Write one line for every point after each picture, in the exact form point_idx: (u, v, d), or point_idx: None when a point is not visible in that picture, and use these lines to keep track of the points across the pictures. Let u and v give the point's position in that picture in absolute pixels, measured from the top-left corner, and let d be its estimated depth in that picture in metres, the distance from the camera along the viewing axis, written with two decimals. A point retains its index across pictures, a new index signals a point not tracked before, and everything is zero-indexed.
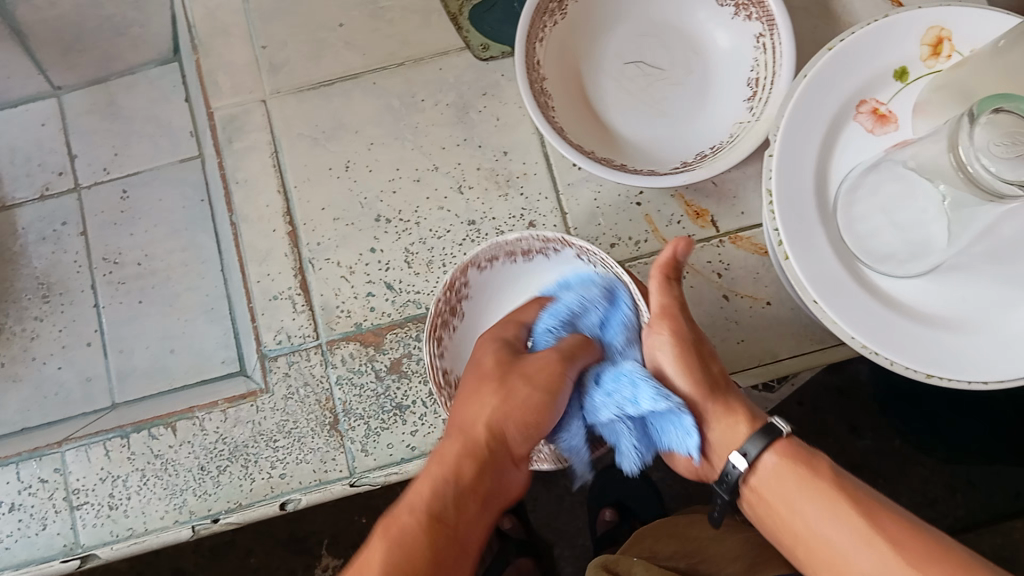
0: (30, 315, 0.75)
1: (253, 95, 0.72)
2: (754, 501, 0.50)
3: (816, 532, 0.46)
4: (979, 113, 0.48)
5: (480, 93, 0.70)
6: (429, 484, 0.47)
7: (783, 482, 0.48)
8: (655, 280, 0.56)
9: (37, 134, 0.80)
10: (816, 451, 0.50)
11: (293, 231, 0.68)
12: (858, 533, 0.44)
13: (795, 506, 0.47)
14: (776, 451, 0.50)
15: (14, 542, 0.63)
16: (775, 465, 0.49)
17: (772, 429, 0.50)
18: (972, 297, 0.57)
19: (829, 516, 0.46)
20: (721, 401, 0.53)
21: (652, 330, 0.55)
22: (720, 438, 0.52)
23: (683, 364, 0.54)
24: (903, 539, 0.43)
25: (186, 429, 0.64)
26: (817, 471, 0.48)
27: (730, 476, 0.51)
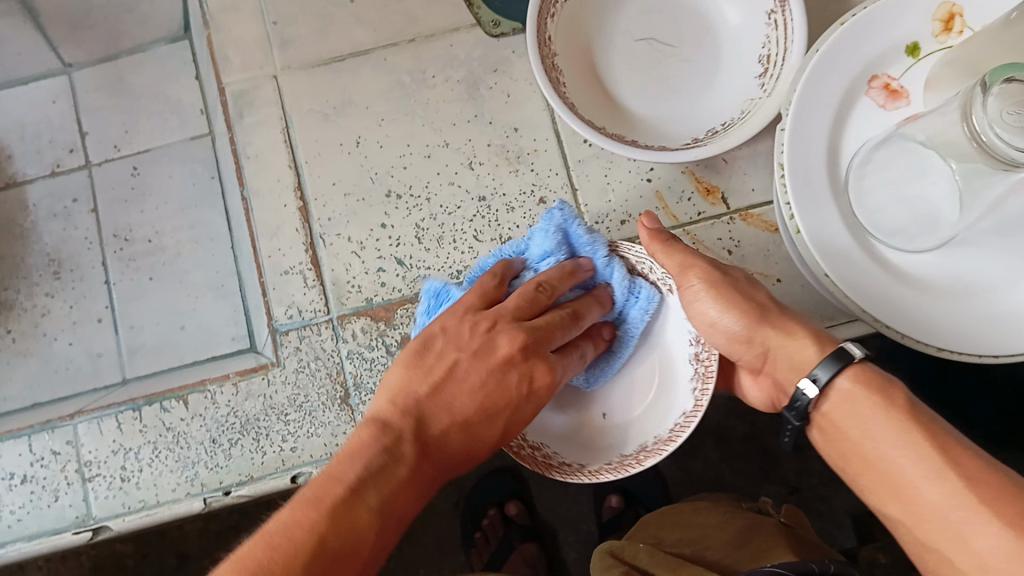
0: (40, 291, 0.76)
1: (263, 70, 0.72)
2: (824, 425, 0.50)
3: (889, 459, 0.46)
4: (991, 83, 0.48)
5: (491, 70, 0.70)
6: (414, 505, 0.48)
7: (859, 408, 0.47)
8: (655, 252, 0.56)
9: (49, 111, 0.80)
10: (891, 376, 0.48)
11: (304, 207, 0.68)
12: (930, 464, 0.44)
13: (869, 432, 0.47)
14: (851, 374, 0.48)
15: (26, 513, 0.63)
16: (849, 392, 0.48)
17: (844, 353, 0.49)
18: (988, 270, 0.57)
19: (905, 444, 0.45)
20: (779, 324, 0.53)
21: (682, 285, 0.55)
22: (789, 365, 0.52)
23: (722, 301, 0.54)
24: (975, 473, 0.43)
25: (197, 402, 0.64)
26: (893, 402, 0.47)
27: (800, 403, 0.50)
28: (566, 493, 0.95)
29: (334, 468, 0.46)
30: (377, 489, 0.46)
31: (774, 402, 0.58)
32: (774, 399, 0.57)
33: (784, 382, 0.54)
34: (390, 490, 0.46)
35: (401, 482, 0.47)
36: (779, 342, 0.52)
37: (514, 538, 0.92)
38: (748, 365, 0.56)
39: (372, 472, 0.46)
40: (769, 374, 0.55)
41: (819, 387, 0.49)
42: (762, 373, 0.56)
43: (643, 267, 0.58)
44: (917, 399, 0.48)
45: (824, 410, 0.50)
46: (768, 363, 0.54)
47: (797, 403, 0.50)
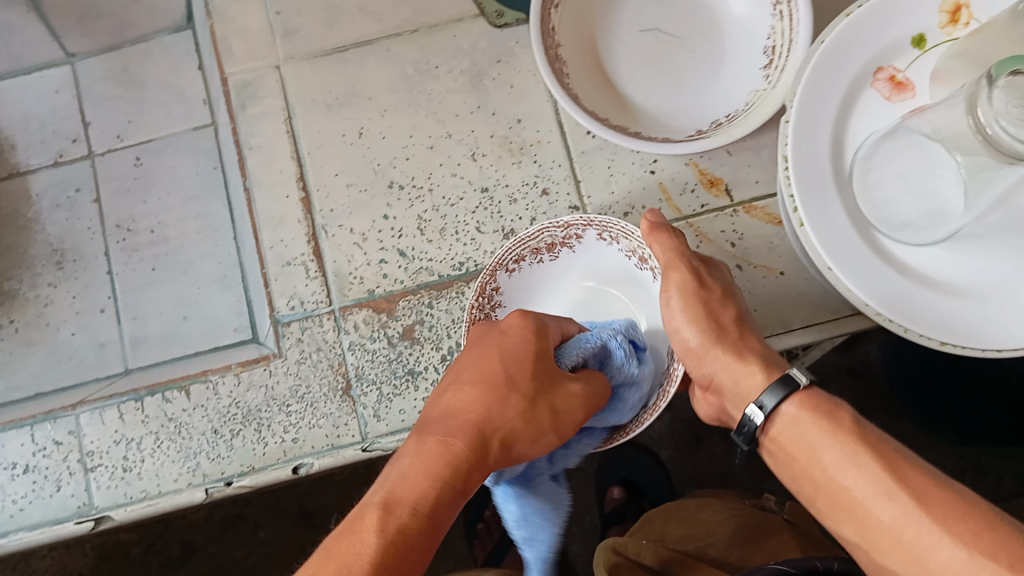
0: (44, 281, 0.76)
1: (267, 61, 0.72)
2: (776, 452, 0.50)
3: (837, 481, 0.45)
4: (998, 76, 0.48)
5: (495, 61, 0.70)
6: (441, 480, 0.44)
7: (807, 431, 0.48)
8: (654, 244, 0.57)
9: (53, 101, 0.80)
10: (839, 400, 0.49)
11: (307, 198, 0.68)
12: (879, 483, 0.43)
13: (818, 454, 0.46)
14: (797, 402, 0.49)
15: (28, 503, 0.63)
16: (799, 417, 0.49)
17: (790, 380, 0.50)
18: (994, 267, 0.56)
19: (852, 465, 0.45)
20: (733, 345, 0.54)
21: (665, 284, 0.56)
22: (733, 381, 0.53)
23: (692, 312, 0.55)
24: (926, 490, 0.42)
25: (199, 392, 0.64)
26: (840, 424, 0.47)
27: (747, 427, 0.51)
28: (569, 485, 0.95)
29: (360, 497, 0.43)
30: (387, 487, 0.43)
31: (722, 419, 0.59)
32: (721, 416, 0.58)
33: (728, 403, 0.55)
34: (343, 543, 0.39)
35: (355, 528, 0.40)
36: (727, 361, 0.53)
37: (519, 530, 0.92)
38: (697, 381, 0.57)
39: (327, 551, 0.40)
40: (716, 393, 0.56)
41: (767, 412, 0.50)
42: (710, 392, 0.57)
43: (645, 255, 0.61)
44: (865, 423, 0.48)
45: (775, 436, 0.50)
46: (713, 383, 0.55)
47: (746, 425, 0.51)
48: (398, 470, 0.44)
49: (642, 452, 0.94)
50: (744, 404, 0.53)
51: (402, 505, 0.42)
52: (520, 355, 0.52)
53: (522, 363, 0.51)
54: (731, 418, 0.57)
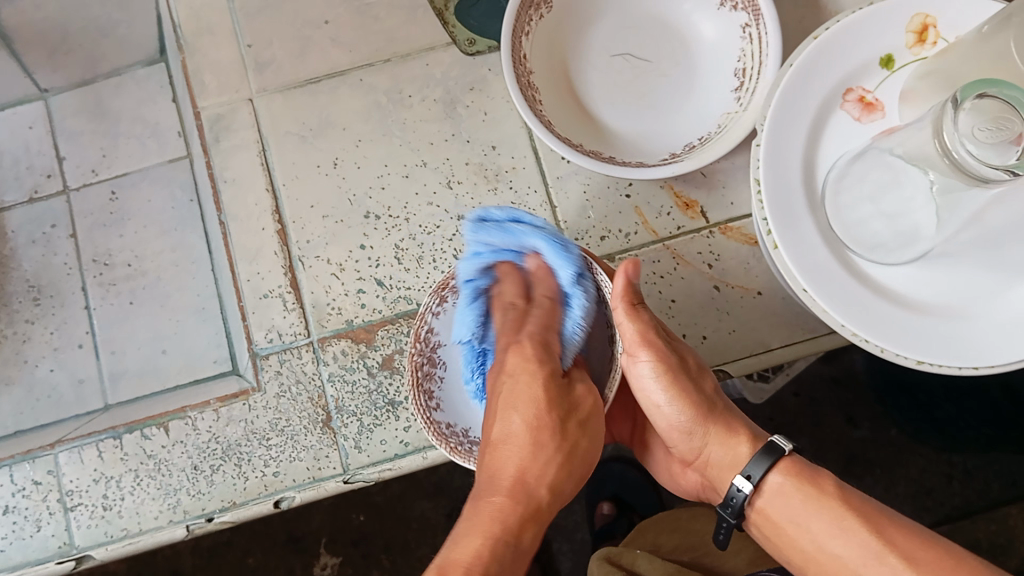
0: (21, 318, 0.75)
1: (239, 94, 0.72)
2: (760, 521, 0.51)
3: (829, 550, 0.47)
4: (963, 98, 0.48)
5: (468, 88, 0.70)
6: (495, 525, 0.48)
7: (793, 502, 0.49)
8: (619, 313, 0.52)
9: (26, 137, 0.80)
10: (818, 466, 0.50)
11: (283, 229, 0.68)
12: (869, 551, 0.46)
13: (805, 526, 0.48)
14: (782, 470, 0.50)
15: (8, 544, 0.63)
16: (784, 486, 0.50)
17: (774, 449, 0.50)
18: (964, 286, 0.57)
19: (840, 534, 0.47)
20: (720, 427, 0.53)
21: (635, 360, 0.53)
22: (724, 460, 0.53)
23: (672, 382, 0.53)
24: (918, 555, 0.45)
25: (178, 428, 0.64)
26: (824, 491, 0.49)
27: (736, 499, 0.51)
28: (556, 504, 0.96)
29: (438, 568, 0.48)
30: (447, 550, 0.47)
31: (704, 497, 0.59)
32: (702, 491, 0.59)
33: (714, 479, 0.54)
34: None
35: None
36: (716, 440, 0.53)
37: None
38: (680, 455, 0.56)
39: None
40: (698, 468, 0.56)
41: (753, 485, 0.50)
42: (692, 468, 0.57)
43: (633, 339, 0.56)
44: (842, 483, 0.50)
45: (759, 506, 0.51)
46: (700, 459, 0.55)
47: (736, 495, 0.51)
48: (457, 535, 0.48)
49: (630, 467, 0.96)
50: (729, 479, 0.53)
51: (455, 562, 0.46)
52: (532, 387, 0.53)
53: (528, 394, 0.53)
54: (714, 498, 0.57)
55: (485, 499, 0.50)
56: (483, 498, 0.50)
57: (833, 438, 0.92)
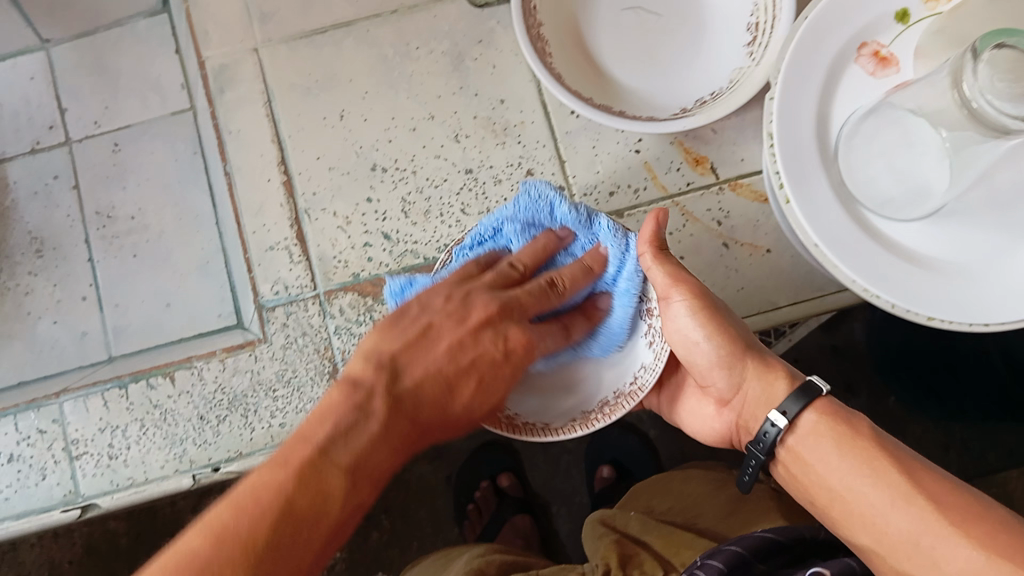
0: (23, 270, 0.75)
1: (243, 44, 0.71)
2: (789, 461, 0.51)
3: (857, 490, 0.47)
4: (982, 49, 0.47)
5: (475, 42, 0.69)
6: (385, 463, 0.50)
7: (824, 442, 0.49)
8: (646, 256, 0.53)
9: (26, 88, 0.79)
10: (852, 410, 0.50)
11: (288, 181, 0.68)
12: (898, 492, 0.46)
13: (834, 465, 0.48)
14: (816, 410, 0.50)
15: (13, 493, 0.63)
16: (816, 426, 0.50)
17: (811, 388, 0.50)
18: (979, 245, 0.56)
19: (871, 474, 0.47)
20: (760, 363, 0.53)
21: (667, 301, 0.53)
22: (761, 397, 0.53)
23: (707, 322, 0.53)
24: (949, 499, 0.45)
25: (184, 378, 0.64)
26: (858, 432, 0.49)
27: (769, 434, 0.50)
28: (557, 467, 0.97)
29: (306, 428, 0.49)
30: (347, 446, 0.48)
31: (733, 440, 0.58)
32: (731, 436, 0.58)
33: (748, 417, 0.54)
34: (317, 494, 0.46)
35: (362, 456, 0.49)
36: (755, 374, 0.53)
37: (507, 512, 0.93)
38: (716, 391, 0.56)
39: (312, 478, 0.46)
40: (733, 405, 0.56)
41: (788, 421, 0.50)
42: (728, 406, 0.56)
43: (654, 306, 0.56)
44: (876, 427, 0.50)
45: (789, 445, 0.51)
46: (737, 396, 0.55)
47: (765, 437, 0.51)
48: (365, 432, 0.49)
49: (629, 433, 0.96)
50: (763, 414, 0.53)
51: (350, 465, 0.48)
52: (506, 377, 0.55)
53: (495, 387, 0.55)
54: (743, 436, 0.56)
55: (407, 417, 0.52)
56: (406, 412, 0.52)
57: None
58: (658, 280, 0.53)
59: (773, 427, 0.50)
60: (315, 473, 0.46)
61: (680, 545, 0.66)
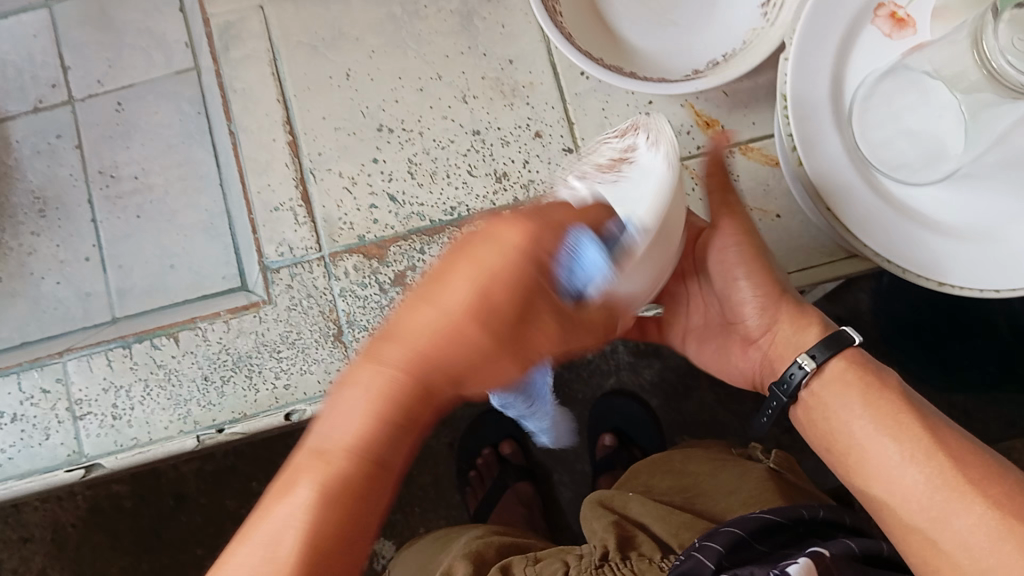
0: (26, 230, 0.74)
1: (249, 1, 0.69)
2: (812, 406, 0.51)
3: (878, 439, 0.47)
4: (1003, 8, 0.46)
5: (485, 0, 0.68)
6: (402, 435, 0.39)
7: (851, 390, 0.49)
8: (710, 183, 0.53)
9: (29, 46, 0.77)
10: (884, 365, 0.50)
11: (294, 141, 0.67)
12: (919, 445, 0.45)
13: (859, 413, 0.48)
14: (845, 359, 0.50)
15: (16, 452, 0.63)
16: (844, 374, 0.49)
17: (841, 338, 0.50)
18: (993, 208, 0.55)
19: (893, 426, 0.46)
20: (796, 311, 0.52)
21: (721, 231, 0.53)
22: (790, 341, 0.52)
23: (749, 261, 0.52)
24: (963, 456, 0.45)
25: (188, 339, 0.63)
26: (886, 385, 0.48)
27: (793, 379, 0.50)
28: None
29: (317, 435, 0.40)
30: (348, 434, 0.39)
31: (756, 384, 0.58)
32: (755, 380, 0.57)
33: (775, 360, 0.53)
34: (336, 493, 0.38)
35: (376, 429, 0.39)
36: (787, 319, 0.52)
37: (509, 477, 0.94)
38: (744, 332, 0.55)
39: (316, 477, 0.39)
40: (759, 348, 0.55)
41: (816, 365, 0.50)
42: (754, 348, 0.55)
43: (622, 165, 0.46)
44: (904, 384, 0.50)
45: (814, 390, 0.51)
46: (765, 338, 0.54)
47: (788, 381, 0.51)
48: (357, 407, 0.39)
49: (633, 401, 0.94)
50: (791, 353, 0.52)
51: (379, 457, 0.39)
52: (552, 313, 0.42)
53: (466, 347, 0.40)
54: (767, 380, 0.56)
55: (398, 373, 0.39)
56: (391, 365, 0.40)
57: None
58: (717, 208, 0.53)
59: (797, 369, 0.50)
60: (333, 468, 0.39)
61: (680, 525, 0.65)
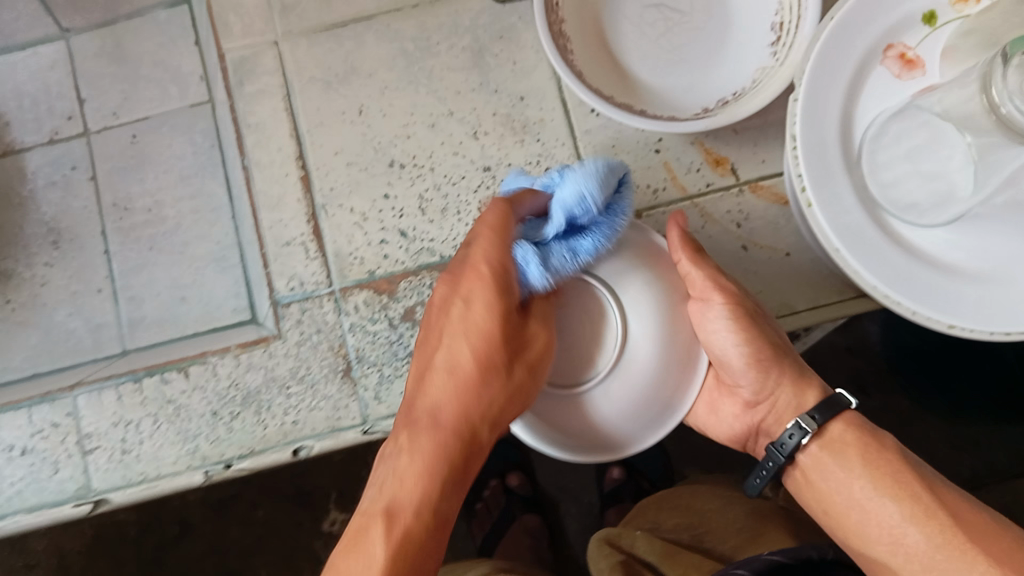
0: (39, 261, 0.75)
1: (263, 36, 0.70)
2: (809, 470, 0.51)
3: (877, 501, 0.48)
4: (1013, 54, 0.46)
5: (497, 37, 0.69)
6: (428, 475, 0.43)
7: (849, 452, 0.50)
8: (684, 260, 0.53)
9: (46, 78, 0.78)
10: (878, 426, 0.51)
11: (306, 177, 0.67)
12: (918, 506, 0.47)
13: (856, 475, 0.49)
14: (843, 422, 0.51)
15: (25, 486, 0.63)
16: (841, 437, 0.51)
17: (836, 402, 0.51)
18: (1003, 248, 0.55)
19: (892, 487, 0.48)
20: (795, 371, 0.53)
21: (708, 302, 0.52)
22: (790, 404, 0.53)
23: (740, 328, 0.51)
24: (962, 512, 0.46)
25: (198, 373, 0.64)
26: (883, 446, 0.50)
27: (790, 442, 0.51)
28: (565, 464, 0.96)
29: (392, 487, 0.44)
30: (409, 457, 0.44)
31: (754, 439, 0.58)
32: (752, 435, 0.57)
33: (772, 422, 0.54)
34: (428, 497, 0.43)
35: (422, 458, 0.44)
36: (787, 382, 0.53)
37: (517, 508, 0.93)
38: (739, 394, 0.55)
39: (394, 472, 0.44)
40: (756, 409, 0.55)
41: (815, 427, 0.50)
42: (752, 409, 0.55)
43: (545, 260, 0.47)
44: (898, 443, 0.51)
45: (811, 453, 0.51)
46: (762, 401, 0.54)
47: (788, 441, 0.51)
48: (423, 443, 0.44)
49: None
50: (786, 418, 0.53)
51: (422, 496, 0.43)
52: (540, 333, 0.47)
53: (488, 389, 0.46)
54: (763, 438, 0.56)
55: (447, 425, 0.45)
56: (433, 423, 0.45)
57: None
58: (694, 284, 0.53)
59: (797, 432, 0.50)
60: (403, 499, 0.43)
61: (687, 565, 0.65)
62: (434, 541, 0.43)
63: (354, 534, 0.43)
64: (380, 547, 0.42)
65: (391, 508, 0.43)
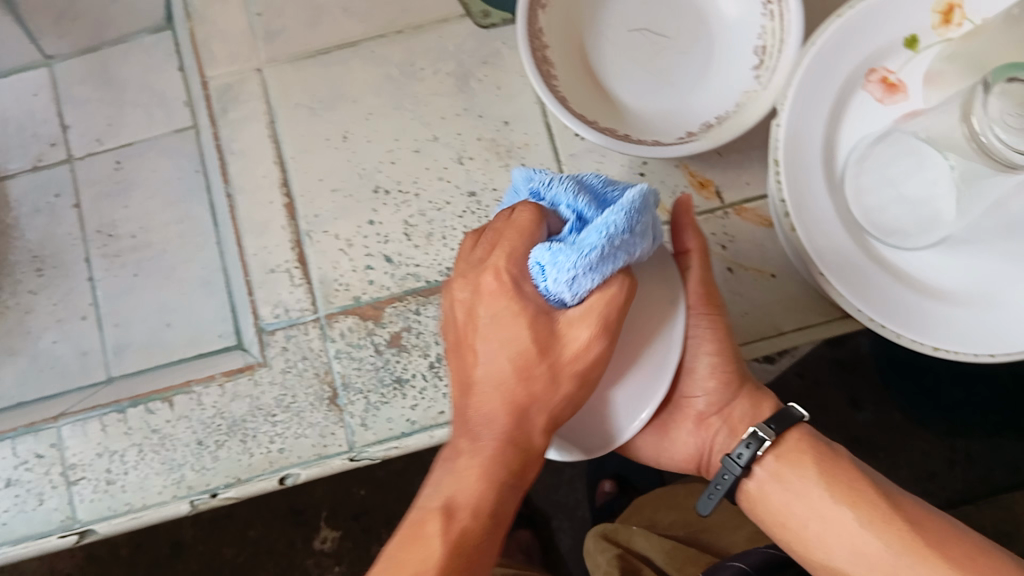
0: (24, 287, 0.75)
1: (248, 64, 0.71)
2: (766, 483, 0.50)
3: (837, 507, 0.47)
4: (993, 82, 0.46)
5: (481, 62, 0.69)
6: (488, 484, 0.44)
7: (805, 461, 0.49)
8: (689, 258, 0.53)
9: (30, 104, 0.79)
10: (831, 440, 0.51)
11: (291, 204, 0.67)
12: (879, 512, 0.46)
13: (815, 484, 0.48)
14: (798, 434, 0.51)
15: (11, 517, 0.63)
16: (797, 447, 0.50)
17: (791, 414, 0.51)
18: (986, 270, 0.55)
19: (850, 495, 0.47)
20: (749, 386, 0.54)
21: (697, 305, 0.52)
22: (746, 416, 0.53)
23: (721, 335, 0.53)
24: (923, 520, 0.46)
25: (184, 403, 0.63)
26: (838, 456, 0.49)
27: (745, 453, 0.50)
28: (560, 480, 0.95)
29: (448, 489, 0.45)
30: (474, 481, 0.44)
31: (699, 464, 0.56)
32: (699, 458, 0.56)
33: (725, 440, 0.54)
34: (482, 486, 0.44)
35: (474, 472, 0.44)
36: (746, 397, 0.54)
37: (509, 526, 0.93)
38: (695, 407, 0.55)
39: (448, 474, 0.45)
40: (710, 425, 0.55)
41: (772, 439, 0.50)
42: (704, 426, 0.55)
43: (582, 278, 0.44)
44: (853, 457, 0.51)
45: (767, 466, 0.50)
46: (720, 415, 0.54)
47: (743, 452, 0.50)
48: (465, 463, 0.45)
49: None
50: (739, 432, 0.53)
51: (461, 508, 0.44)
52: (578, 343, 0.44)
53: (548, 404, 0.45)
54: (715, 459, 0.55)
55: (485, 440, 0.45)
56: (485, 433, 0.45)
57: (837, 421, 0.90)
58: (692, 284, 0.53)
59: (755, 440, 0.50)
60: (450, 513, 0.44)
61: (684, 560, 0.67)
62: (491, 542, 0.44)
63: (412, 525, 0.44)
64: (439, 544, 0.42)
65: (447, 504, 0.44)
